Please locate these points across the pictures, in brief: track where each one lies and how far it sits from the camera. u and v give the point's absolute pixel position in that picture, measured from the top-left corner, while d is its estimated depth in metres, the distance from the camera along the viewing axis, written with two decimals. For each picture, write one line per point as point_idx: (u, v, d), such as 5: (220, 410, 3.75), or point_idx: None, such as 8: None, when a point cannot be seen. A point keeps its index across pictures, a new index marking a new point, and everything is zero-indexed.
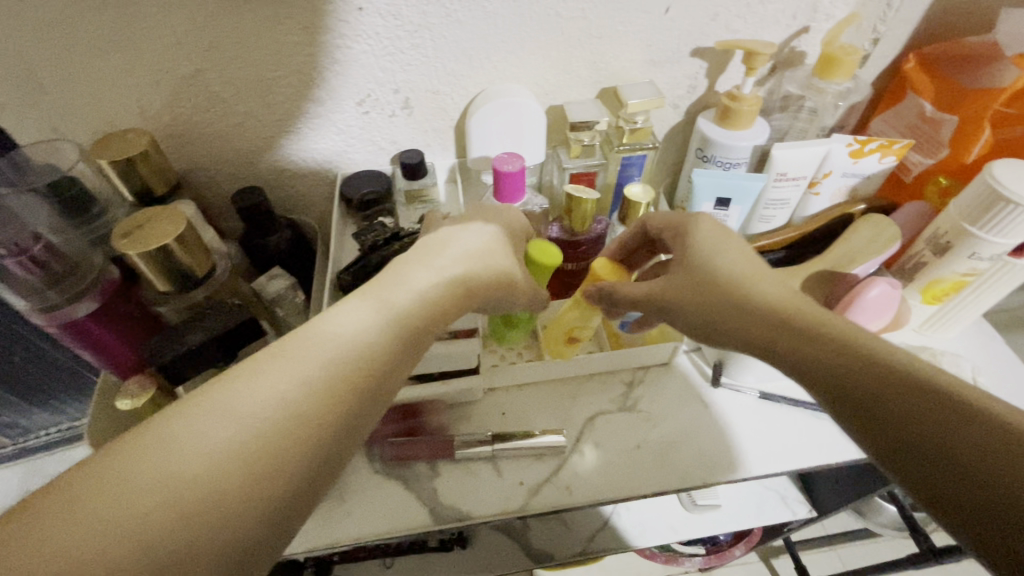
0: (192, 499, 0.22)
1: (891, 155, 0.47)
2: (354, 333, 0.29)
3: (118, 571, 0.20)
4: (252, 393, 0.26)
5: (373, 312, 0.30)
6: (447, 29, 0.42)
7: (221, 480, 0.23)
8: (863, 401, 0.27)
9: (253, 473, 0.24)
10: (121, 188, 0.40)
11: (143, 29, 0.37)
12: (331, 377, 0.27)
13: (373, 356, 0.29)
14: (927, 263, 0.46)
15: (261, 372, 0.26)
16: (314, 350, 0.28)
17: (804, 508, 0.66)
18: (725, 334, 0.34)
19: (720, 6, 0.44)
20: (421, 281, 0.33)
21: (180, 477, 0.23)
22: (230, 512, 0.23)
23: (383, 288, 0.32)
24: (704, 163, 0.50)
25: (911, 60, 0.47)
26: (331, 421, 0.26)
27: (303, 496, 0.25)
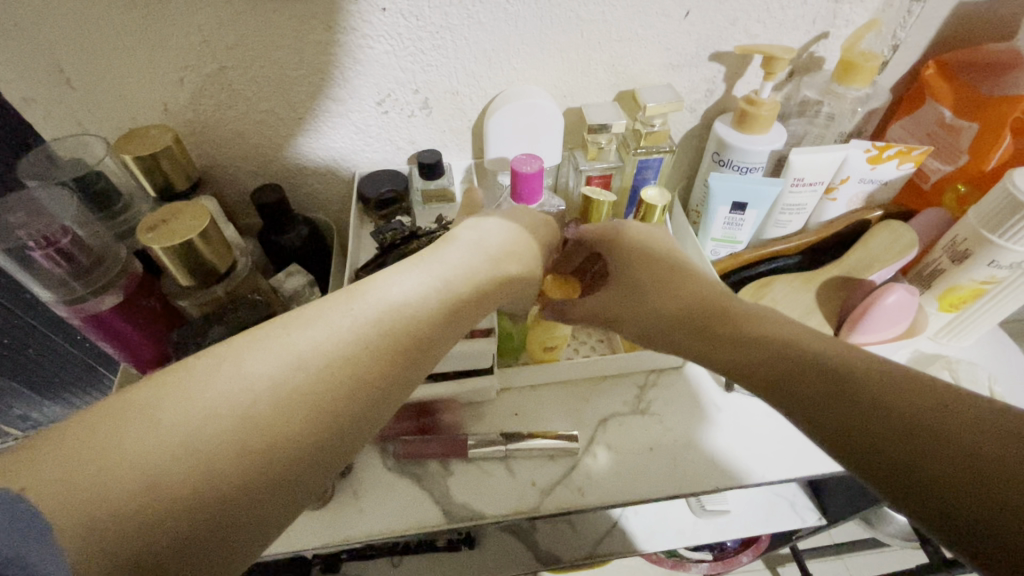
0: (227, 442, 0.23)
1: (910, 161, 0.47)
2: (395, 301, 0.29)
3: (158, 496, 0.21)
4: (294, 346, 0.26)
5: (414, 282, 0.31)
6: (468, 30, 0.42)
7: (255, 428, 0.24)
8: (833, 401, 0.28)
9: (292, 421, 0.25)
10: (144, 182, 0.40)
11: (169, 27, 0.37)
12: (369, 342, 0.28)
13: (419, 324, 0.29)
14: (945, 271, 0.46)
15: (314, 324, 0.27)
16: (355, 313, 0.28)
17: (813, 516, 0.65)
18: (702, 333, 0.36)
19: (740, 11, 0.44)
20: (457, 256, 0.34)
21: (218, 420, 0.23)
22: (266, 456, 0.24)
23: (422, 261, 0.33)
24: (721, 167, 0.50)
25: (932, 66, 0.47)
26: (366, 387, 0.27)
27: (326, 461, 0.26)
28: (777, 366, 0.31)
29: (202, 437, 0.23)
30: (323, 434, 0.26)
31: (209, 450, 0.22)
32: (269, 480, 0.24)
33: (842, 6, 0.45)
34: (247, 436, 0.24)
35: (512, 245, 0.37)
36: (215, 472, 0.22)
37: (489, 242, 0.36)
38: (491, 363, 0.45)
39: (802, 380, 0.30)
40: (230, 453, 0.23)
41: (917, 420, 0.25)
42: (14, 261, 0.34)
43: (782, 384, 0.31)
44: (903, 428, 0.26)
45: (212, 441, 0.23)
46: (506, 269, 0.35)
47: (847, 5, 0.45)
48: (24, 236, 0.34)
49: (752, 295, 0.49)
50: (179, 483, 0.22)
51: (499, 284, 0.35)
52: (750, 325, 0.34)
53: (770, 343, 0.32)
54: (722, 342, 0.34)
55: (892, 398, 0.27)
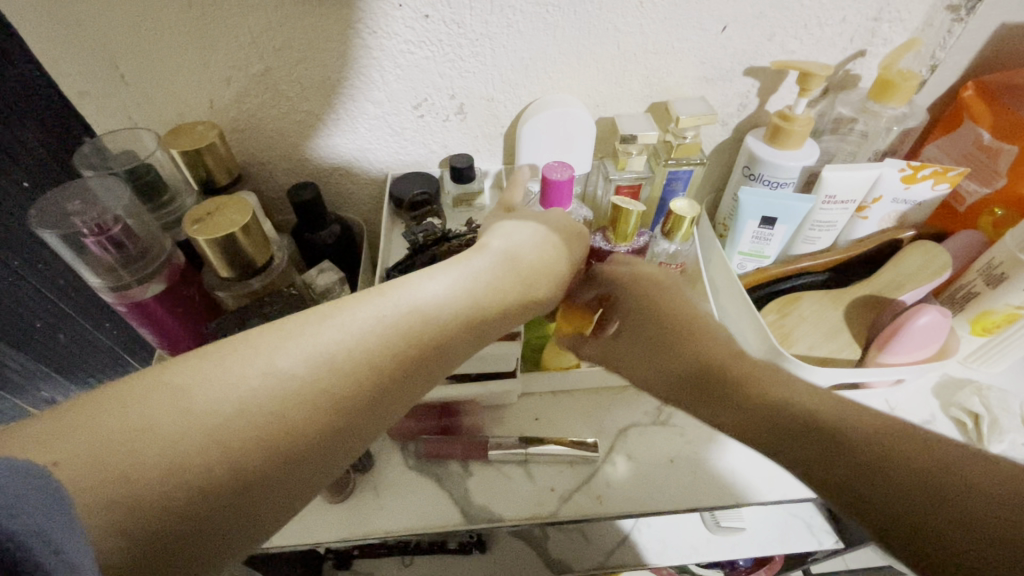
0: (249, 436, 0.24)
1: (945, 182, 0.47)
2: (419, 306, 0.30)
3: (166, 483, 0.21)
4: (317, 341, 0.27)
5: (440, 289, 0.31)
6: (506, 39, 0.43)
7: (275, 424, 0.24)
8: (820, 451, 0.28)
9: (297, 419, 0.25)
10: (188, 176, 0.41)
11: (221, 28, 0.39)
12: (388, 345, 0.28)
13: (440, 332, 0.30)
14: (979, 293, 0.46)
15: (335, 322, 0.27)
16: (381, 314, 0.28)
17: (830, 539, 0.63)
18: (714, 381, 0.35)
19: (777, 27, 0.44)
20: (484, 264, 0.34)
21: (242, 411, 0.24)
22: (268, 452, 0.24)
23: (449, 266, 0.33)
24: (751, 181, 0.50)
25: (970, 87, 0.46)
26: (376, 389, 0.27)
27: (332, 459, 0.26)
28: (764, 416, 0.31)
29: (227, 426, 0.23)
30: (332, 434, 0.26)
31: (230, 441, 0.23)
32: (279, 476, 0.24)
33: (880, 25, 0.45)
34: (266, 431, 0.24)
35: (546, 255, 0.37)
36: (232, 464, 0.23)
37: (521, 252, 0.36)
38: (515, 366, 0.45)
39: (793, 431, 0.30)
40: (249, 445, 0.24)
41: (902, 463, 0.26)
42: (67, 247, 0.36)
43: (775, 435, 0.31)
44: (888, 470, 0.26)
45: (235, 432, 0.23)
46: (535, 285, 0.35)
47: (885, 24, 0.45)
48: (79, 223, 0.35)
49: (779, 310, 0.49)
50: (199, 471, 0.22)
51: (527, 293, 0.35)
52: (751, 381, 0.33)
53: (761, 397, 0.32)
54: (724, 390, 0.34)
55: (884, 441, 0.27)
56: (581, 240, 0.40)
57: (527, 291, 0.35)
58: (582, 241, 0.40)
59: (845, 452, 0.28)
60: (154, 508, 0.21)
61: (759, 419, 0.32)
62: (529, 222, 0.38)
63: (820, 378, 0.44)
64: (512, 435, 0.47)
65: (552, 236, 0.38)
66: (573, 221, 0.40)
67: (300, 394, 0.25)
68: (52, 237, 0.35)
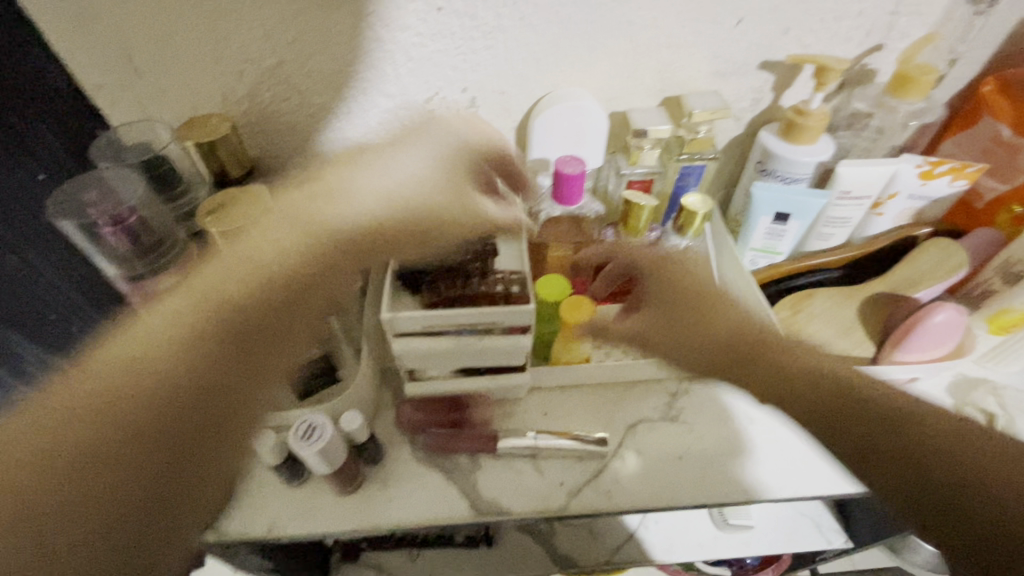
0: (160, 397, 0.36)
1: (964, 178, 0.46)
2: (255, 263, 0.40)
3: (102, 444, 0.34)
4: (158, 326, 0.39)
5: (192, 293, 0.40)
6: (519, 33, 0.43)
7: (189, 367, 0.38)
8: (899, 450, 0.38)
9: (201, 361, 0.39)
10: (203, 168, 0.42)
11: (235, 21, 0.39)
12: (251, 287, 0.41)
13: (268, 271, 0.41)
14: (996, 291, 0.46)
15: (169, 306, 0.39)
16: (228, 267, 0.40)
17: (839, 539, 0.63)
18: (695, 348, 0.49)
19: (793, 21, 0.44)
20: (352, 205, 0.46)
21: (172, 366, 0.38)
22: (183, 400, 0.37)
23: (344, 192, 0.46)
24: (764, 177, 0.49)
25: (990, 83, 0.46)
26: (264, 312, 0.42)
27: (249, 376, 0.40)
28: (805, 393, 0.43)
29: (227, 343, 0.40)
30: (232, 365, 0.40)
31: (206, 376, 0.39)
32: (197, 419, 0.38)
33: (899, 18, 0.44)
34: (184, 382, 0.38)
35: (416, 191, 0.48)
36: (169, 400, 0.37)
37: (398, 191, 0.48)
38: (525, 361, 0.45)
39: (844, 407, 0.41)
40: (174, 389, 0.37)
41: (946, 446, 0.38)
42: (83, 234, 0.37)
43: (818, 419, 0.42)
44: (909, 456, 0.38)
45: (189, 381, 0.38)
46: (439, 216, 0.47)
47: (904, 18, 0.44)
48: (96, 215, 0.37)
49: (791, 307, 0.49)
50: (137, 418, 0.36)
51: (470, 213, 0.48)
52: (786, 355, 0.45)
53: (814, 368, 0.44)
54: (716, 339, 0.48)
55: (944, 453, 0.37)
56: (496, 146, 0.49)
57: (469, 210, 0.48)
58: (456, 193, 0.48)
59: (895, 426, 0.40)
60: (98, 474, 0.33)
61: (810, 401, 0.43)
62: (400, 165, 0.48)
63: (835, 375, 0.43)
64: (521, 429, 0.47)
65: (431, 157, 0.48)
66: (473, 129, 0.48)
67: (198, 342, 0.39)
68: (69, 226, 0.37)
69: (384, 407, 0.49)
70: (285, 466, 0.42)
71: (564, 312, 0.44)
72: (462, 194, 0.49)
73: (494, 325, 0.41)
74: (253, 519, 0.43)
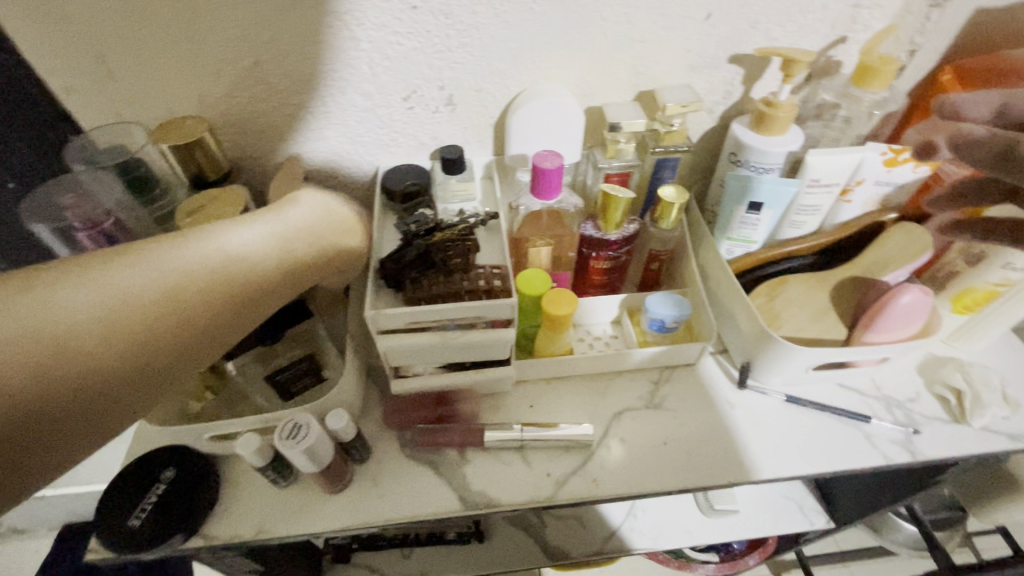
0: (114, 347, 0.27)
1: (927, 165, 0.48)
2: (235, 248, 0.33)
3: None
4: (130, 273, 0.29)
5: (242, 231, 0.34)
6: (494, 29, 0.43)
7: (144, 326, 0.29)
8: None
9: (139, 324, 0.28)
10: (179, 171, 0.41)
11: (209, 21, 0.39)
12: (233, 264, 0.33)
13: (254, 262, 0.34)
14: (960, 272, 0.48)
15: (155, 253, 0.30)
16: (216, 246, 0.32)
17: (821, 519, 0.65)
18: None
19: (760, 15, 0.45)
20: (305, 220, 0.38)
21: (123, 318, 0.28)
22: (114, 354, 0.27)
23: (261, 228, 0.35)
24: (737, 168, 0.50)
25: (948, 72, 0.48)
26: (240, 293, 0.33)
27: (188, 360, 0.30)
28: None
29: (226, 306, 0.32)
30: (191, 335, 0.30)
31: (152, 341, 0.29)
32: (112, 382, 0.27)
33: (861, 11, 0.46)
34: (163, 331, 0.29)
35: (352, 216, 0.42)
36: (128, 351, 0.28)
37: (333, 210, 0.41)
38: (509, 354, 0.46)
39: None
40: (150, 317, 0.29)
41: None
42: (61, 239, 0.37)
43: None
44: None
45: (147, 333, 0.29)
46: (335, 240, 0.39)
47: (865, 10, 0.46)
48: (73, 218, 0.37)
49: (767, 293, 0.50)
50: (43, 372, 0.25)
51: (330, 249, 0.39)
52: None
53: None
54: None
55: None
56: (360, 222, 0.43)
57: (329, 241, 0.39)
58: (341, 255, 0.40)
59: None
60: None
61: None
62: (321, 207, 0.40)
63: (807, 357, 0.45)
64: (508, 422, 0.48)
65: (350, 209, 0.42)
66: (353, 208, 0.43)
67: (189, 298, 0.30)
68: (44, 230, 0.37)
69: (371, 406, 0.49)
70: (272, 468, 0.41)
71: (545, 304, 0.45)
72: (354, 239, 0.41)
73: (477, 318, 0.42)
74: (240, 521, 0.43)
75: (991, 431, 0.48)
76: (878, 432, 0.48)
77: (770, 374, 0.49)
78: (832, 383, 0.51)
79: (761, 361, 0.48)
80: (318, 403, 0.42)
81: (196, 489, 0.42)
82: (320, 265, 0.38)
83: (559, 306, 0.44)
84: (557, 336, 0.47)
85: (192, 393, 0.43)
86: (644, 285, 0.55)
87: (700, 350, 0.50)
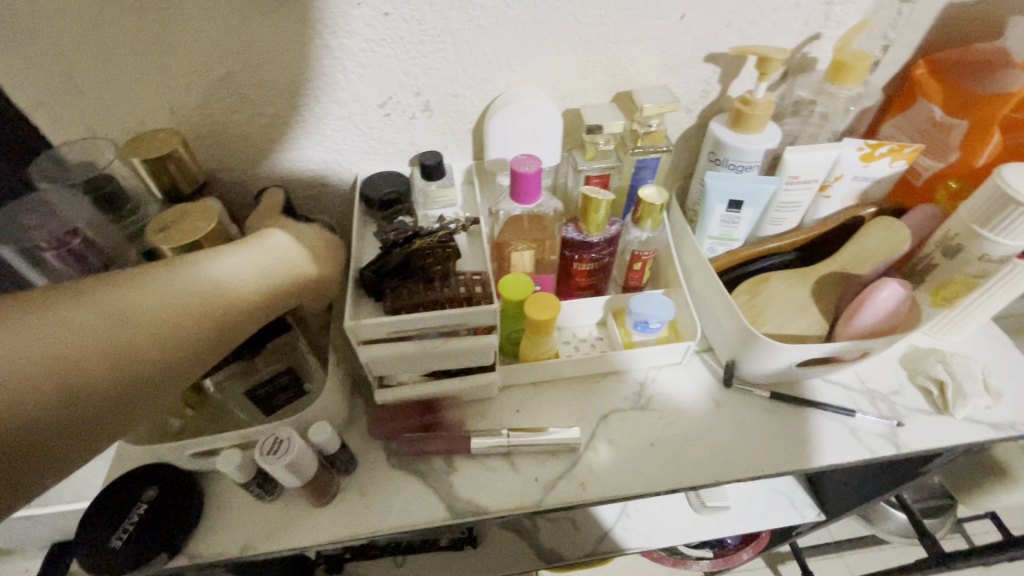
0: (84, 381, 0.28)
1: (903, 158, 0.48)
2: (210, 278, 0.33)
3: None
4: (104, 305, 0.29)
5: (218, 262, 0.34)
6: (468, 34, 0.43)
7: (120, 351, 0.29)
8: None
9: (111, 358, 0.29)
10: (152, 187, 0.40)
11: (176, 31, 0.38)
12: (207, 297, 0.32)
13: (229, 294, 0.33)
14: (937, 265, 0.48)
15: (130, 286, 0.31)
16: (190, 278, 0.32)
17: (813, 511, 0.66)
18: None
19: (734, 13, 0.45)
20: (282, 248, 0.37)
21: (101, 343, 0.28)
22: (85, 388, 0.28)
23: (242, 256, 0.35)
24: (717, 167, 0.50)
25: (922, 65, 0.48)
26: (212, 326, 0.32)
27: (156, 393, 0.30)
28: None
29: (199, 340, 0.32)
30: (161, 368, 0.30)
31: (127, 365, 0.29)
32: (80, 415, 0.28)
33: (834, 7, 0.46)
34: (139, 357, 0.29)
35: (324, 243, 0.41)
36: (104, 374, 0.28)
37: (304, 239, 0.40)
38: (493, 360, 0.45)
39: None
40: (123, 348, 0.29)
41: None
42: (30, 262, 0.37)
43: None
44: None
45: (122, 358, 0.29)
46: (311, 267, 0.38)
47: (838, 6, 0.46)
48: (38, 238, 0.36)
49: (749, 292, 0.50)
50: (27, 394, 0.26)
51: (305, 280, 0.38)
52: None
53: None
54: None
55: None
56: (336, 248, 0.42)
57: (304, 269, 0.38)
58: (323, 280, 0.39)
59: None
60: None
61: None
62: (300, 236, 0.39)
63: (791, 354, 0.45)
64: (495, 427, 0.47)
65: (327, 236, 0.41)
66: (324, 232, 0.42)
67: (167, 324, 0.31)
68: (10, 252, 0.36)
69: (357, 416, 0.49)
70: (256, 484, 0.41)
71: (527, 308, 0.44)
72: (331, 267, 0.40)
73: (459, 325, 0.42)
74: (225, 538, 0.42)
75: (972, 421, 0.48)
76: (862, 426, 0.48)
77: (754, 371, 0.49)
78: (817, 378, 0.51)
79: (746, 359, 0.49)
80: (300, 417, 0.41)
81: (179, 508, 0.42)
82: (301, 292, 0.38)
83: (546, 313, 0.44)
84: (541, 341, 0.47)
85: (170, 410, 0.43)
86: (628, 287, 0.55)
87: (685, 349, 0.50)
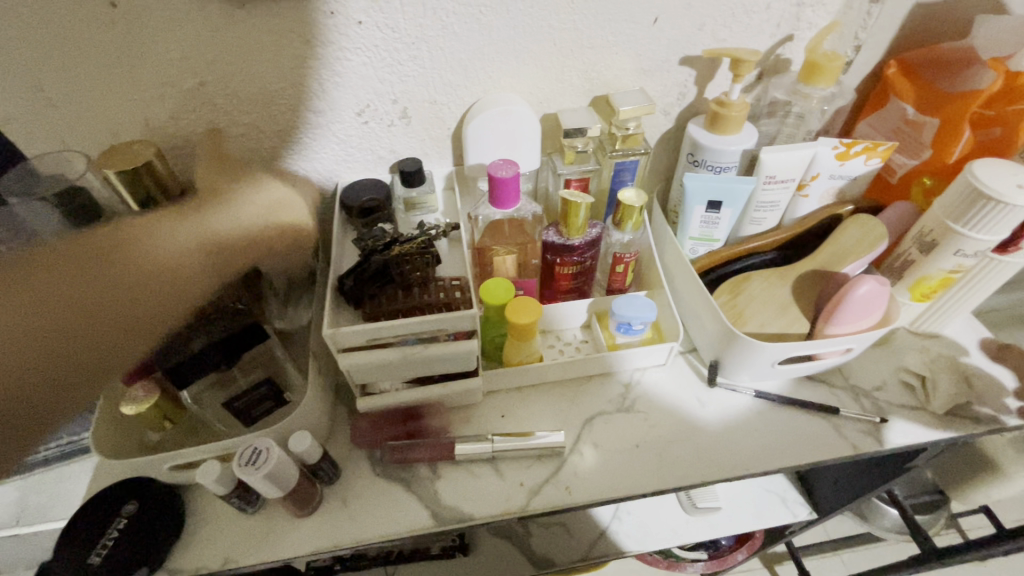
0: (60, 335, 0.31)
1: (877, 156, 0.49)
2: (168, 244, 0.37)
3: None
4: (75, 273, 0.33)
5: (174, 229, 0.37)
6: (442, 41, 0.43)
7: (91, 309, 0.32)
8: None
9: (84, 314, 0.32)
10: (126, 195, 0.39)
11: (148, 43, 0.38)
12: (169, 260, 0.36)
13: (188, 254, 0.37)
14: (914, 262, 0.48)
15: (96, 257, 0.34)
16: (153, 247, 0.36)
17: (804, 510, 0.65)
18: None
19: (706, 16, 0.45)
20: (236, 212, 0.40)
21: (71, 299, 0.32)
22: (61, 343, 0.31)
23: (188, 220, 0.38)
24: (695, 168, 0.51)
25: (893, 65, 0.49)
26: (177, 282, 0.36)
27: (130, 344, 0.33)
28: None
29: (165, 296, 0.35)
30: (128, 322, 0.34)
31: (98, 320, 0.32)
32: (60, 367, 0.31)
33: (805, 9, 0.47)
34: (107, 308, 0.33)
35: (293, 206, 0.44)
36: (81, 326, 0.32)
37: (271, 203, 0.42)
38: (477, 364, 0.45)
39: None
40: (94, 308, 0.32)
41: None
42: None
43: None
44: None
45: (93, 310, 0.32)
46: (270, 227, 0.41)
47: (808, 8, 0.47)
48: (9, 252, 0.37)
49: (730, 291, 0.50)
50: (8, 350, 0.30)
51: (264, 240, 0.41)
52: None
53: None
54: None
55: None
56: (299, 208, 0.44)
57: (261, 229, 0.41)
58: (283, 240, 0.42)
59: None
60: None
61: None
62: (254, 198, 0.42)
63: (772, 353, 0.45)
64: (480, 433, 0.47)
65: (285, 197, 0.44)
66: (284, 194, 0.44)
67: (139, 281, 0.34)
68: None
69: (341, 425, 0.49)
70: (237, 495, 0.40)
71: (508, 313, 0.44)
72: (290, 226, 0.43)
73: (440, 331, 0.42)
74: (206, 552, 0.42)
75: (955, 416, 0.48)
76: (847, 423, 0.48)
77: (738, 371, 0.49)
78: (800, 376, 0.52)
79: (729, 359, 0.49)
80: (280, 427, 0.41)
81: (159, 522, 0.41)
82: (258, 250, 0.41)
83: (529, 317, 0.44)
84: (524, 346, 0.47)
85: (148, 422, 0.42)
86: (612, 290, 0.55)
87: (669, 351, 0.50)
